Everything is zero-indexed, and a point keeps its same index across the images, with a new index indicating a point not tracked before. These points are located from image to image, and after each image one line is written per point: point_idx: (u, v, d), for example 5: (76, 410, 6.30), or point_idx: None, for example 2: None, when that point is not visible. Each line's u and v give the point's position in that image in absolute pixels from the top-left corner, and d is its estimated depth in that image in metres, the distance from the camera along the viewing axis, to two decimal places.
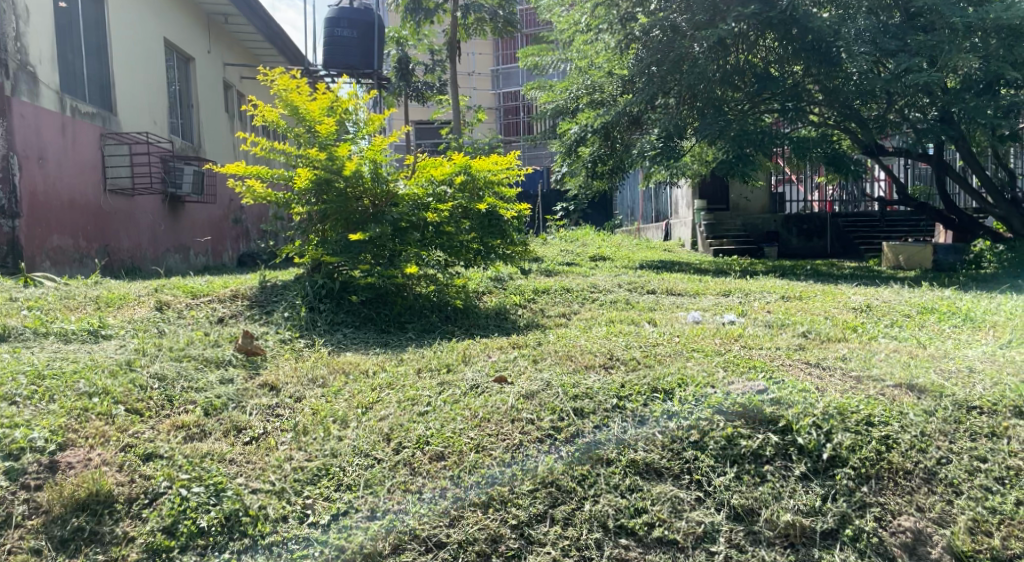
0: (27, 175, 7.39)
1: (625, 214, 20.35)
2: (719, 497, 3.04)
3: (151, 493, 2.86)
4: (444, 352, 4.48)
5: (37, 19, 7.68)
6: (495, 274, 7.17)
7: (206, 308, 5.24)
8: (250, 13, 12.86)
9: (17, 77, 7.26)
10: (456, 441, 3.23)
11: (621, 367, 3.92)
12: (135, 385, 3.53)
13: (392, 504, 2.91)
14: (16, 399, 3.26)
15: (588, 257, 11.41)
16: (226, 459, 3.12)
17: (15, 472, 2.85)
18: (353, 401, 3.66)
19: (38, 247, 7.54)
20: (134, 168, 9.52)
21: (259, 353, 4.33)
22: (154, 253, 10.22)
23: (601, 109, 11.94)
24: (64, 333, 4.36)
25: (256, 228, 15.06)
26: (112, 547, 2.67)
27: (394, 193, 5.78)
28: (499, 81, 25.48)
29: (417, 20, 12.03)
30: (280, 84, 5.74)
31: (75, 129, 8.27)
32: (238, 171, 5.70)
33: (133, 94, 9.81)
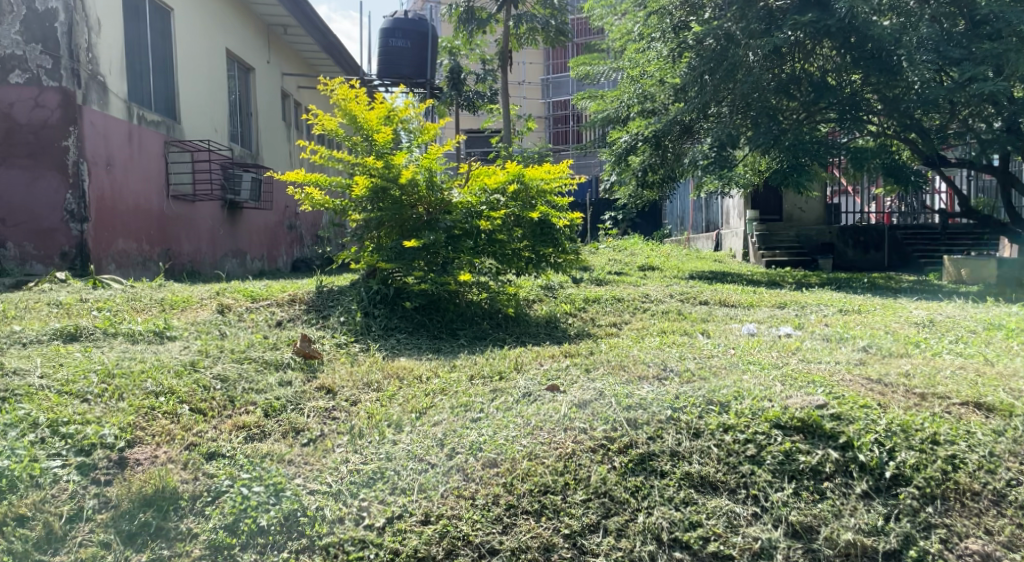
0: (95, 181, 7.64)
1: (674, 223, 20.23)
2: (777, 513, 2.99)
3: (213, 491, 2.90)
4: (496, 359, 4.51)
5: (108, 30, 7.98)
6: (545, 282, 7.19)
7: (265, 312, 5.37)
8: (309, 24, 13.17)
9: (88, 87, 7.55)
10: (509, 448, 3.23)
11: (676, 379, 3.84)
12: (199, 386, 3.63)
13: (445, 509, 2.93)
14: (88, 397, 3.36)
15: (637, 267, 11.33)
16: (285, 460, 3.17)
17: (86, 467, 2.91)
18: (407, 405, 3.71)
19: (105, 251, 7.80)
20: (196, 175, 9.81)
21: (316, 356, 4.43)
22: (212, 257, 10.50)
23: (653, 118, 11.82)
24: (132, 334, 4.50)
25: (309, 234, 15.40)
26: (177, 543, 2.68)
27: (448, 202, 5.86)
28: (549, 91, 25.57)
29: (469, 31, 12.19)
30: (339, 94, 5.85)
31: (141, 136, 8.56)
32: (297, 178, 5.84)
33: (196, 103, 10.12)
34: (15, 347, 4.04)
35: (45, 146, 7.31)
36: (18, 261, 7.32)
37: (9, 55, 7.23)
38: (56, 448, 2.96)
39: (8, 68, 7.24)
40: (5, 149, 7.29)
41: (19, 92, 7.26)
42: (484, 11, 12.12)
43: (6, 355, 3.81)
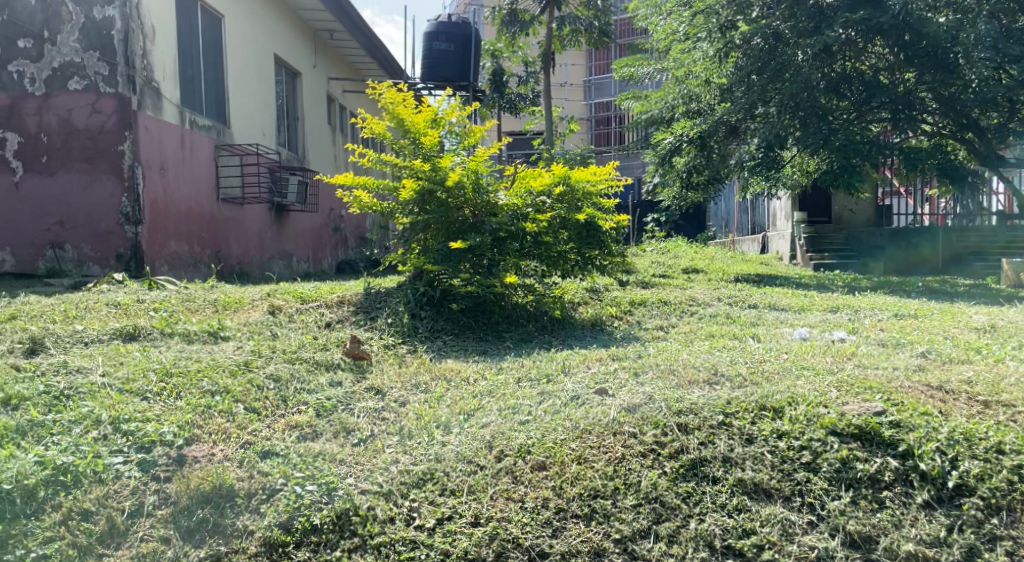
0: (149, 184, 7.83)
1: (719, 225, 19.98)
2: (833, 522, 2.94)
3: (268, 489, 2.92)
4: (543, 362, 4.49)
5: (162, 37, 8.19)
6: (590, 285, 7.16)
7: (315, 313, 5.46)
8: (354, 28, 13.33)
9: (143, 93, 7.75)
10: (558, 451, 3.21)
11: (727, 384, 3.78)
12: (254, 386, 3.70)
13: (495, 511, 2.95)
14: (148, 395, 3.44)
15: (681, 270, 11.22)
16: (337, 460, 3.19)
17: (147, 464, 2.93)
18: (455, 407, 3.72)
19: (159, 252, 8.01)
20: (244, 178, 10.01)
21: (366, 357, 4.47)
22: (260, 259, 10.71)
23: (698, 119, 11.67)
24: (187, 334, 4.60)
25: (353, 236, 15.60)
26: (233, 540, 2.73)
27: (494, 204, 5.87)
28: (591, 93, 25.56)
29: (512, 33, 12.22)
30: (387, 98, 5.91)
31: (193, 141, 8.77)
32: (346, 181, 5.91)
33: (245, 107, 10.33)
34: (78, 346, 4.16)
35: (102, 151, 7.52)
36: (76, 263, 7.55)
37: (68, 62, 7.48)
38: (118, 445, 3.00)
39: (67, 75, 7.48)
40: (64, 153, 7.51)
41: (78, 98, 7.49)
42: (527, 14, 12.13)
43: (70, 354, 3.91)
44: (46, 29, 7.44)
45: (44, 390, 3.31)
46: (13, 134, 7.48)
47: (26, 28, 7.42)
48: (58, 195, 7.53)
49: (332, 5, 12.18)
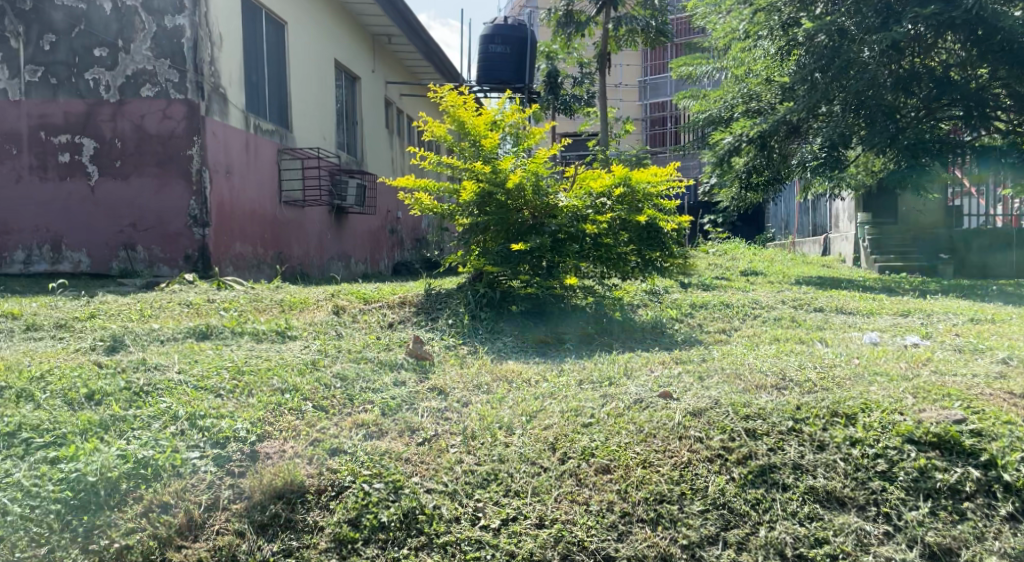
0: (216, 187, 8.05)
1: (778, 226, 19.60)
2: (911, 533, 2.87)
3: (337, 486, 2.97)
4: (605, 364, 4.45)
5: (229, 45, 8.43)
6: (650, 287, 7.08)
7: (377, 313, 5.54)
8: (412, 32, 13.46)
9: (210, 99, 7.98)
10: (623, 455, 3.19)
11: (796, 389, 3.69)
12: (321, 384, 3.77)
13: (560, 513, 2.94)
14: (222, 392, 3.53)
15: (740, 272, 11.02)
16: (403, 459, 3.18)
17: (222, 459, 3.00)
18: (517, 408, 3.67)
19: (224, 253, 8.22)
20: (306, 181, 10.22)
21: (428, 358, 4.51)
22: (319, 260, 10.91)
23: (758, 118, 11.43)
24: (257, 333, 4.72)
25: (409, 238, 15.77)
26: (305, 535, 2.79)
27: (553, 206, 5.85)
28: (646, 93, 25.37)
29: (568, 34, 12.19)
30: (448, 101, 5.94)
31: (257, 145, 8.99)
32: (407, 184, 5.98)
33: (306, 112, 10.54)
34: (154, 344, 4.30)
35: (172, 155, 7.77)
36: (147, 264, 7.81)
37: (141, 70, 7.75)
38: (194, 440, 3.07)
39: (139, 83, 7.75)
40: (136, 158, 7.78)
41: (149, 104, 7.75)
42: (583, 14, 12.06)
43: (147, 352, 4.05)
44: (120, 38, 7.72)
45: (125, 386, 3.42)
46: (89, 140, 7.78)
47: (101, 38, 7.72)
48: (130, 198, 7.80)
49: (390, 10, 12.34)
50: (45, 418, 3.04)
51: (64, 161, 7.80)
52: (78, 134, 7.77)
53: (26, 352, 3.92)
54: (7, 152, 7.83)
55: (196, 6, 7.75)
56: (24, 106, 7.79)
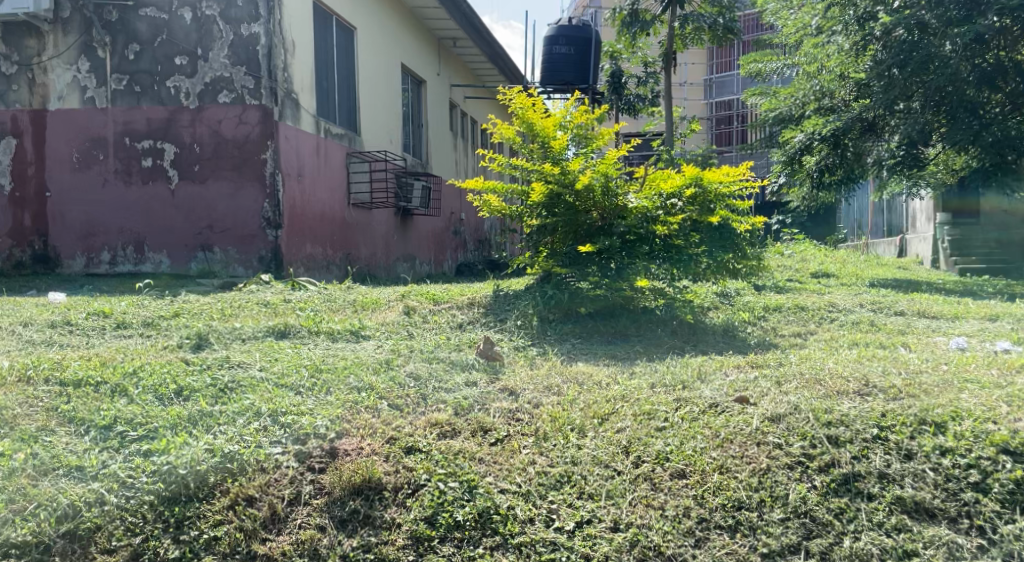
0: (289, 190, 8.27)
1: (851, 227, 19.00)
2: (1007, 547, 2.75)
3: (413, 484, 3.01)
4: (677, 367, 4.37)
5: (301, 51, 8.64)
6: (721, 289, 6.96)
7: (447, 314, 5.60)
8: (476, 34, 13.54)
9: (284, 104, 8.21)
10: (698, 459, 3.14)
11: (880, 396, 3.57)
12: (395, 383, 3.83)
13: (635, 517, 2.92)
14: (302, 389, 3.62)
15: (811, 273, 10.73)
16: (476, 458, 3.20)
17: (303, 455, 3.07)
18: (588, 410, 3.62)
19: (296, 253, 8.44)
20: (373, 183, 10.42)
21: (498, 358, 4.53)
22: (386, 261, 11.10)
23: (832, 115, 11.09)
24: (332, 333, 4.82)
25: (472, 238, 15.88)
26: (382, 531, 2.84)
27: (624, 206, 5.75)
28: (712, 91, 24.95)
29: (633, 33, 11.98)
30: (517, 102, 5.92)
31: (327, 149, 9.20)
32: (476, 186, 6.02)
33: (374, 116, 10.73)
34: (237, 342, 4.44)
35: (247, 159, 8.02)
36: (224, 264, 8.08)
37: (218, 77, 8.02)
38: (276, 435, 3.14)
39: (217, 89, 8.02)
40: (214, 163, 8.05)
41: (227, 110, 8.01)
42: (649, 13, 11.91)
43: (230, 350, 4.18)
44: (200, 47, 8.00)
45: (211, 383, 3.54)
46: (170, 145, 8.07)
47: (182, 47, 8.01)
48: (208, 201, 8.07)
49: (455, 13, 12.43)
50: (137, 412, 3.16)
51: (147, 166, 8.11)
52: (160, 139, 8.07)
53: (119, 349, 4.10)
54: (94, 157, 8.16)
55: (271, 14, 7.98)
56: (110, 113, 8.10)
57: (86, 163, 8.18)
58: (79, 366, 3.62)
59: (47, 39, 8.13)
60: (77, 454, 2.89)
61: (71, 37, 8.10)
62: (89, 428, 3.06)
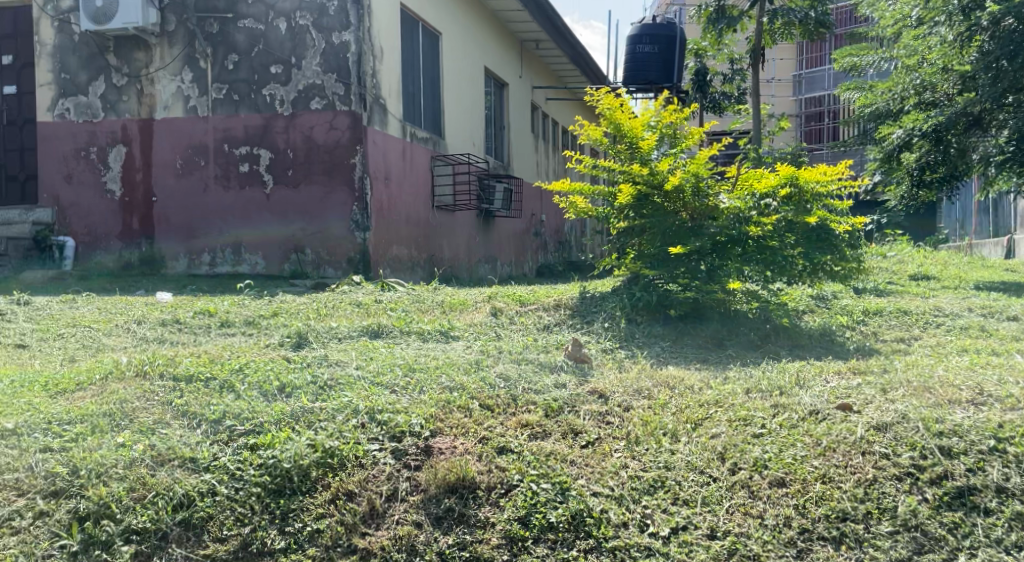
0: (377, 193, 8.47)
1: (953, 227, 18.07)
2: None
3: (506, 484, 3.03)
4: (774, 373, 4.23)
5: (389, 58, 8.84)
6: (817, 292, 6.73)
7: (534, 315, 5.62)
8: (558, 34, 13.54)
9: (372, 109, 8.42)
10: (799, 468, 3.04)
11: (996, 406, 3.38)
12: (486, 384, 3.84)
13: (733, 525, 2.86)
14: (396, 388, 3.69)
15: (910, 276, 10.23)
16: (568, 460, 3.18)
17: (399, 452, 3.14)
18: (681, 415, 3.55)
19: (383, 255, 8.63)
20: (456, 186, 10.55)
21: (587, 360, 4.50)
22: (468, 263, 11.21)
23: (933, 110, 10.58)
24: (423, 333, 4.90)
25: (553, 240, 15.87)
26: (477, 530, 2.86)
27: (715, 207, 5.64)
28: (801, 87, 24.18)
29: (719, 29, 11.68)
30: (605, 102, 5.81)
31: (412, 152, 9.38)
32: (563, 188, 5.99)
33: (458, 119, 10.87)
34: (334, 342, 4.57)
35: (337, 164, 8.25)
36: (315, 265, 8.34)
37: (311, 84, 8.28)
38: (374, 432, 3.21)
39: (309, 96, 8.28)
40: (306, 167, 8.31)
41: (318, 116, 8.27)
42: (736, 9, 11.63)
43: (328, 349, 4.30)
44: (294, 55, 8.29)
45: (312, 380, 3.65)
46: (265, 151, 8.38)
47: (277, 56, 8.32)
48: (301, 204, 8.34)
49: (538, 15, 12.47)
50: (244, 407, 3.28)
51: (244, 171, 8.43)
52: (256, 146, 8.38)
53: (225, 347, 4.29)
54: (196, 164, 8.53)
55: (361, 22, 8.20)
56: (210, 121, 8.48)
57: (188, 169, 8.56)
58: (191, 362, 3.81)
59: (154, 51, 8.57)
60: (191, 447, 3.03)
61: (175, 49, 8.53)
62: (201, 422, 3.20)
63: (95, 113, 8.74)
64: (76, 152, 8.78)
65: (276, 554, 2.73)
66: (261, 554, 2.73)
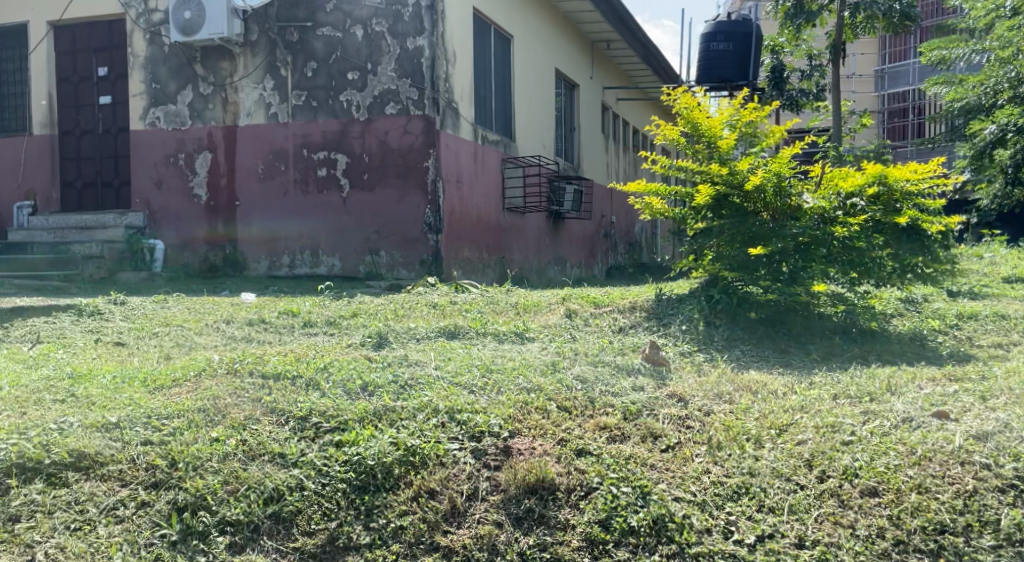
0: (449, 196, 8.57)
1: None
2: None
3: (586, 486, 3.01)
4: (863, 379, 4.09)
5: (461, 62, 8.94)
6: (906, 295, 6.47)
7: (609, 318, 5.57)
8: (630, 34, 13.43)
9: (445, 113, 8.52)
10: (892, 477, 2.93)
11: None
12: (563, 385, 3.82)
13: (822, 535, 2.77)
14: (475, 388, 3.72)
15: (1005, 278, 9.74)
16: (648, 464, 3.14)
17: (479, 452, 3.16)
18: (765, 421, 3.46)
19: (455, 258, 8.73)
20: (527, 188, 10.58)
21: (665, 364, 4.44)
22: (538, 264, 11.23)
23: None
24: (499, 334, 4.93)
25: (623, 241, 15.73)
26: (557, 532, 2.86)
27: (799, 206, 5.50)
28: (884, 82, 23.33)
29: (797, 25, 11.35)
30: (682, 102, 5.74)
31: (484, 155, 9.45)
32: (638, 189, 5.92)
33: (529, 121, 10.89)
34: (413, 342, 4.64)
35: (411, 168, 8.39)
36: (389, 267, 8.50)
37: (386, 90, 8.45)
38: (454, 432, 3.25)
39: (384, 102, 8.44)
40: (381, 171, 8.47)
41: (393, 121, 8.42)
42: (815, 3, 11.28)
43: (408, 349, 4.37)
44: (370, 62, 8.47)
45: (393, 380, 3.71)
46: (342, 156, 8.57)
47: (354, 63, 8.51)
48: (376, 207, 8.50)
49: (610, 16, 12.39)
50: (329, 405, 3.37)
51: (322, 175, 8.65)
52: (333, 150, 8.59)
53: (309, 346, 4.40)
54: (276, 169, 8.79)
55: (435, 28, 8.33)
56: (290, 127, 8.72)
57: (269, 174, 8.83)
58: (277, 361, 3.92)
59: (238, 60, 8.88)
60: (279, 443, 3.13)
61: (258, 58, 8.82)
62: (289, 419, 3.29)
63: (183, 121, 9.09)
64: (165, 159, 9.16)
65: (361, 549, 2.78)
66: (347, 548, 2.79)
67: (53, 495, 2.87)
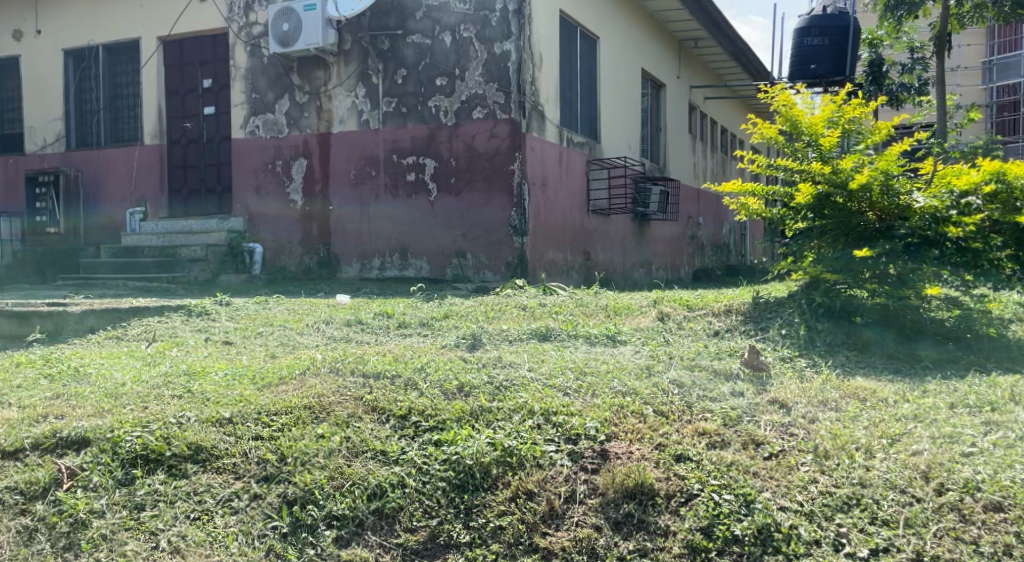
0: (534, 199, 8.58)
1: None
2: None
3: (686, 492, 2.94)
4: (982, 387, 3.86)
5: (548, 64, 8.94)
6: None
7: (703, 321, 5.45)
8: (719, 32, 13.14)
9: (531, 116, 8.53)
10: (1020, 492, 2.76)
11: None
12: (659, 389, 3.75)
13: (942, 550, 2.63)
14: (569, 391, 3.70)
15: None
16: (750, 472, 3.04)
17: (576, 455, 3.14)
18: (875, 430, 3.30)
19: (540, 260, 8.74)
20: (612, 190, 10.49)
21: (765, 369, 4.29)
22: (623, 267, 11.13)
23: None
24: (590, 337, 4.89)
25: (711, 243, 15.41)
26: (657, 538, 2.81)
27: (907, 206, 5.24)
28: (992, 74, 22.05)
29: (899, 17, 10.83)
30: (783, 100, 5.59)
31: (568, 157, 9.42)
32: (733, 189, 5.78)
33: (615, 122, 10.81)
34: (506, 343, 4.66)
35: (497, 171, 8.44)
36: (475, 269, 8.59)
37: (474, 95, 8.54)
38: (550, 434, 3.23)
39: (472, 106, 8.53)
40: (468, 175, 8.56)
41: (480, 125, 8.50)
42: None
43: (501, 351, 4.39)
44: (457, 67, 8.58)
45: (488, 381, 3.73)
46: (430, 160, 8.71)
47: (442, 69, 8.64)
48: (463, 211, 8.60)
49: (699, 14, 12.15)
50: (427, 405, 3.41)
51: (411, 180, 8.81)
52: (422, 155, 8.74)
53: (405, 347, 4.48)
54: (367, 174, 9.01)
55: (522, 31, 8.37)
56: (381, 133, 8.92)
57: (361, 179, 9.06)
58: (377, 361, 4.01)
59: (332, 70, 9.15)
60: (380, 440, 3.20)
61: (351, 67, 9.06)
62: (389, 418, 3.36)
63: (280, 129, 9.43)
64: (264, 166, 9.53)
65: (462, 547, 2.81)
66: (448, 546, 2.82)
67: (173, 486, 3.02)
